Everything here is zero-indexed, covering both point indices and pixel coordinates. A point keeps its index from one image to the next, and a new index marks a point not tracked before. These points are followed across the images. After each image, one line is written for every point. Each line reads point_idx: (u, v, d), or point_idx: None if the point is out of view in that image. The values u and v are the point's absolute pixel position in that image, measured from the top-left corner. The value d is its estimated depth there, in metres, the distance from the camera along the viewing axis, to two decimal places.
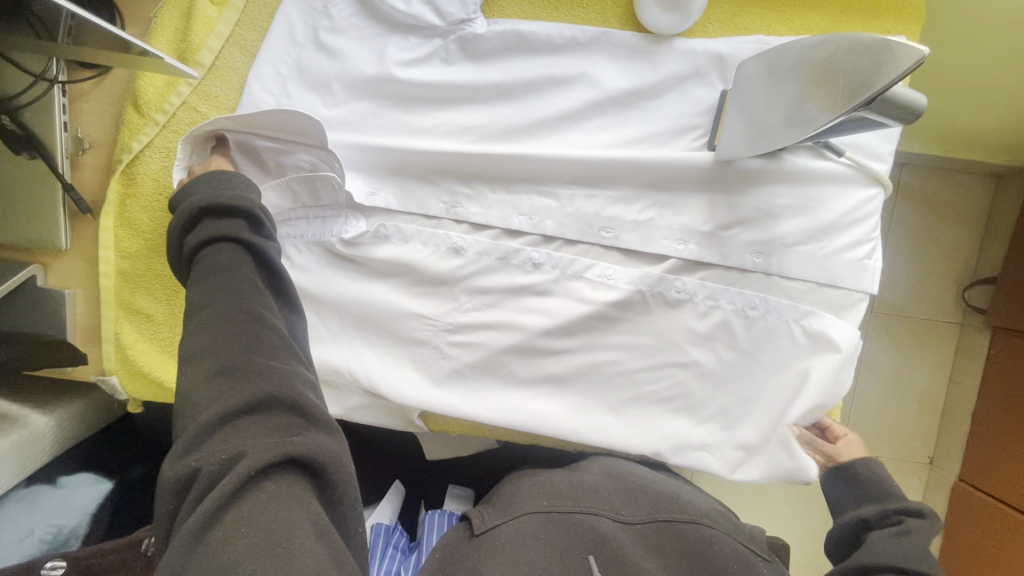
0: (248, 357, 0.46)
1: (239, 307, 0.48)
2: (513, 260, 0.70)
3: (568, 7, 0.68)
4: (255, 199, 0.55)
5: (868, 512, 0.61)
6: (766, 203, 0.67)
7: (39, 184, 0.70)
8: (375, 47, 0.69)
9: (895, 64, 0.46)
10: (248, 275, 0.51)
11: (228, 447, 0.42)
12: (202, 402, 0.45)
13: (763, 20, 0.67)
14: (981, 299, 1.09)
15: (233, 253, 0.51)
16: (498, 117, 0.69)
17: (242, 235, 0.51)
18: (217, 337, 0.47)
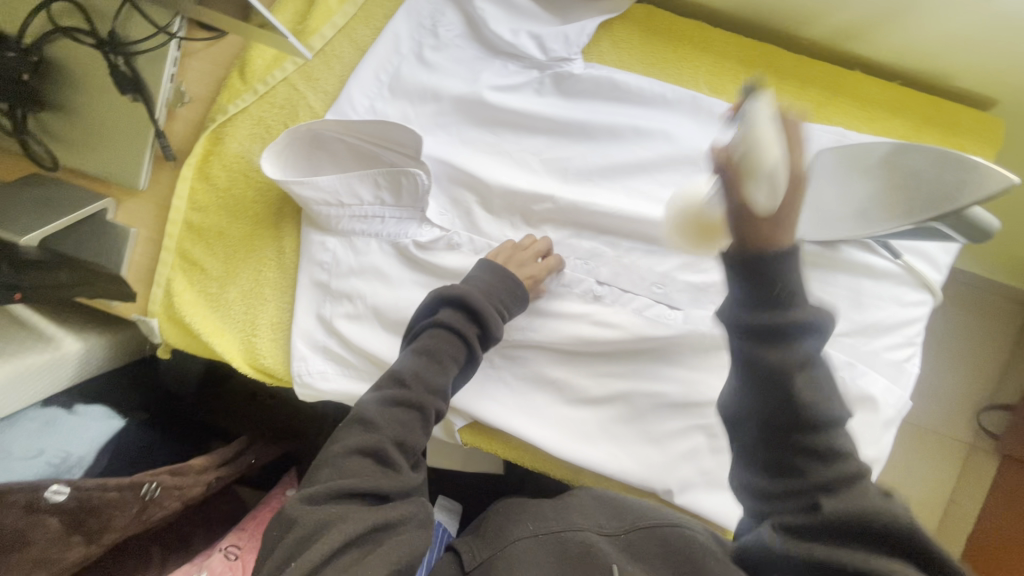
0: (415, 436, 0.55)
1: (386, 441, 0.53)
2: (574, 287, 0.72)
3: (665, 66, 0.71)
4: (479, 295, 0.62)
5: (802, 390, 0.42)
6: (817, 287, 0.69)
7: (133, 126, 0.74)
8: (474, 68, 0.71)
9: (982, 184, 0.49)
10: (447, 362, 0.58)
11: (356, 477, 0.51)
12: (337, 469, 0.52)
13: (847, 116, 0.69)
14: (995, 423, 1.10)
15: (450, 348, 0.59)
16: (576, 154, 0.71)
17: (456, 324, 0.59)
18: (343, 462, 0.52)
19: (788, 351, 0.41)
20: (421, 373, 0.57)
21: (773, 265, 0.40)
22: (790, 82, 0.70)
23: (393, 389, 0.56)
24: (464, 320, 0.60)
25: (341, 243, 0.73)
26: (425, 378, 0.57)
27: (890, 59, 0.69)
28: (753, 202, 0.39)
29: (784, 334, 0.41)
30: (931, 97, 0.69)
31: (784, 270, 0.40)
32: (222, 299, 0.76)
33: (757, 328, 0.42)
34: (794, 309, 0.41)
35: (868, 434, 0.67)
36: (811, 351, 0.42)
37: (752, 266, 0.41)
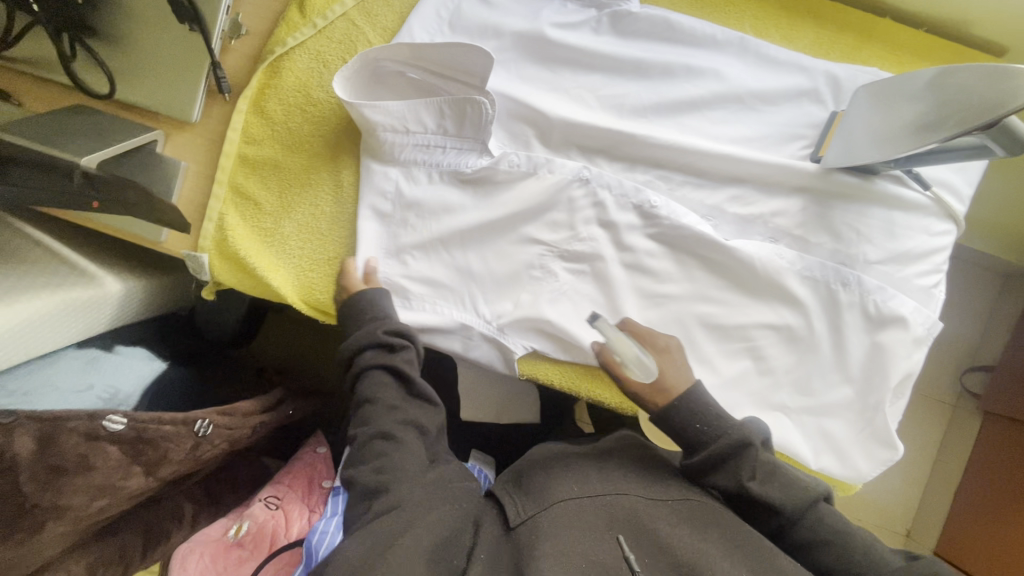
0: (396, 457, 0.63)
1: (368, 477, 0.63)
2: (631, 200, 0.74)
3: (714, 11, 0.75)
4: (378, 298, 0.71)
5: (753, 483, 0.62)
6: (854, 218, 0.75)
7: (187, 56, 0.73)
8: (533, 7, 0.74)
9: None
10: (381, 378, 0.68)
11: (376, 473, 0.63)
12: (355, 509, 0.63)
13: (879, 59, 0.75)
14: (973, 383, 1.30)
15: (383, 381, 0.68)
16: (632, 91, 0.74)
17: (367, 338, 0.68)
18: (366, 462, 0.64)
19: (721, 454, 0.64)
20: (369, 418, 0.67)
21: (682, 407, 0.66)
22: (827, 27, 0.75)
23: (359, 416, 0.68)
24: (375, 351, 0.69)
25: (401, 174, 0.75)
26: (367, 422, 0.67)
27: (917, 7, 0.75)
28: (630, 372, 0.69)
29: (724, 466, 0.64)
30: (954, 44, 0.75)
31: (698, 412, 0.66)
32: (277, 233, 0.76)
33: (702, 462, 0.64)
34: (718, 449, 0.64)
35: (901, 350, 0.73)
36: (742, 451, 0.63)
37: (672, 424, 0.67)
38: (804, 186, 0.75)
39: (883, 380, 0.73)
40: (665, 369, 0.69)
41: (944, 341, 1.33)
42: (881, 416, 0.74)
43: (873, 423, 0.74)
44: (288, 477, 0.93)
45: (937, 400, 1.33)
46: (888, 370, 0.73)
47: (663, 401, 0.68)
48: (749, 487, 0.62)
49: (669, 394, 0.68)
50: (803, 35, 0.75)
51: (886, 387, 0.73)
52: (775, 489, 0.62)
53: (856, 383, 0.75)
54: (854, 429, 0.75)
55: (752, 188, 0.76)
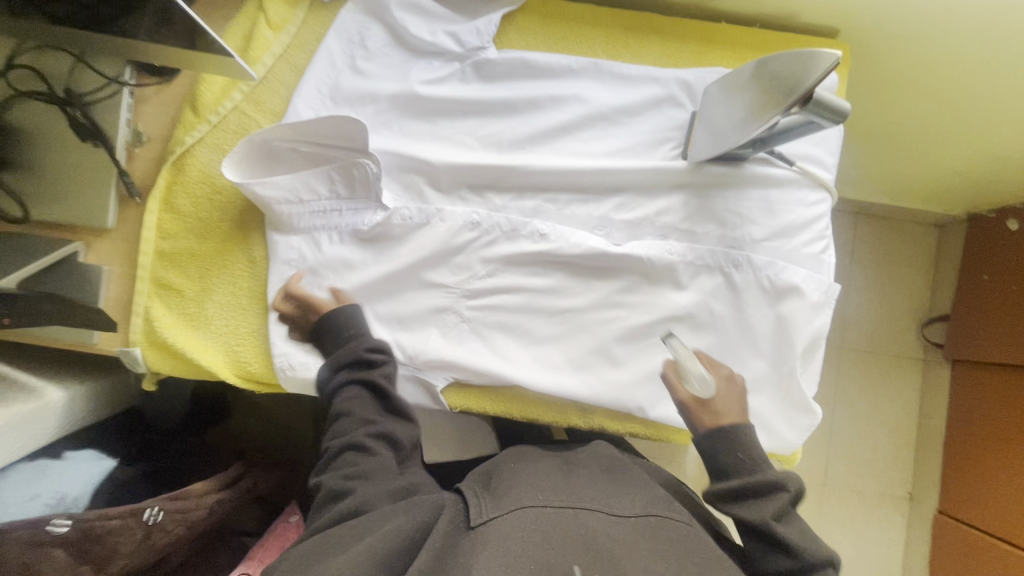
0: (365, 465, 0.66)
1: (336, 482, 0.65)
2: (521, 231, 0.81)
3: (568, 44, 0.83)
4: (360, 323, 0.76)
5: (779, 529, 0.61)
6: (734, 204, 0.80)
7: (96, 170, 0.79)
8: (403, 70, 0.81)
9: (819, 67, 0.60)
10: (360, 395, 0.71)
11: (346, 483, 0.65)
12: (318, 515, 0.65)
13: (723, 59, 0.82)
14: (937, 334, 1.32)
15: (360, 397, 0.71)
16: (506, 128, 0.81)
17: (344, 359, 0.72)
18: (338, 469, 0.67)
19: (759, 488, 0.63)
20: (345, 427, 0.69)
21: (732, 433, 0.66)
22: (672, 39, 0.82)
23: (333, 434, 0.70)
24: (349, 365, 0.73)
25: (305, 241, 0.81)
26: (340, 429, 0.70)
27: (747, 9, 0.83)
28: (690, 390, 0.69)
29: (754, 501, 0.63)
30: (786, 35, 0.83)
31: (745, 443, 0.66)
32: (202, 316, 0.80)
33: (734, 488, 0.64)
34: (775, 490, 0.63)
35: (801, 318, 0.78)
36: (777, 494, 0.63)
37: (709, 439, 0.67)
38: (680, 183, 0.80)
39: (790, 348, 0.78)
40: (724, 396, 0.69)
41: (900, 299, 1.35)
42: (796, 381, 0.78)
43: (790, 389, 0.78)
44: (259, 551, 0.91)
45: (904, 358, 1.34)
46: (793, 339, 0.78)
47: (714, 424, 0.67)
48: (773, 527, 0.61)
49: (719, 416, 0.68)
50: (651, 51, 0.82)
51: (795, 354, 0.78)
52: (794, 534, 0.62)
53: (768, 356, 0.79)
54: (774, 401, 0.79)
55: (634, 193, 0.81)
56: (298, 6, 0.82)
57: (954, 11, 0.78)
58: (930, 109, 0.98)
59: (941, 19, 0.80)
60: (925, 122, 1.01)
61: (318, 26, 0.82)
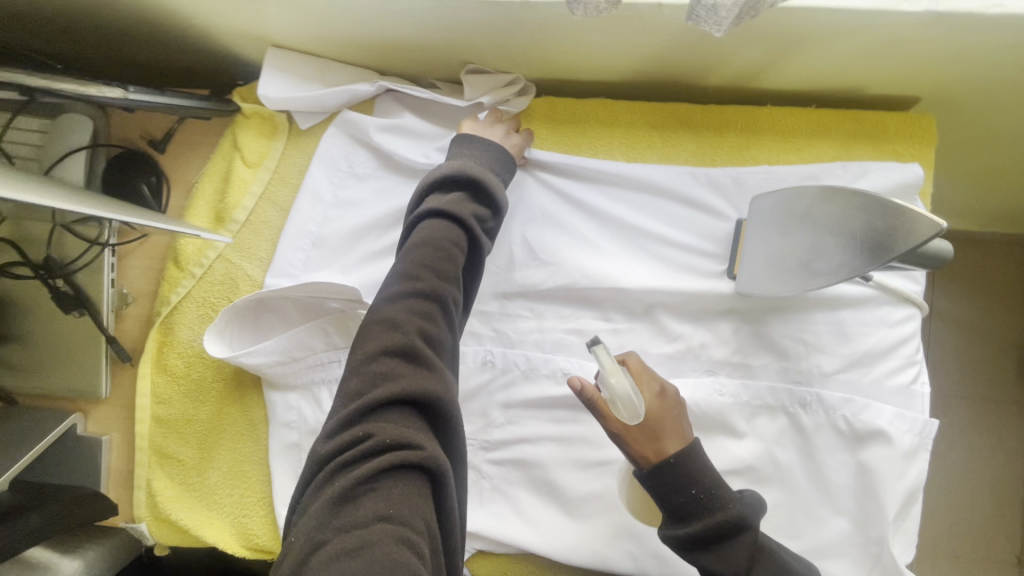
0: (437, 330, 0.50)
1: (416, 338, 0.49)
2: (542, 372, 0.70)
3: (581, 148, 0.70)
4: (501, 152, 0.66)
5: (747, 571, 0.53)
6: (796, 329, 0.66)
7: (85, 339, 0.74)
8: (395, 198, 0.71)
9: (914, 232, 0.48)
10: (455, 247, 0.55)
11: (407, 381, 0.46)
12: (365, 378, 0.47)
13: (772, 151, 0.67)
14: None
15: (452, 235, 0.56)
16: (515, 256, 0.70)
17: (475, 172, 0.61)
18: (381, 366, 0.47)
19: (710, 525, 0.53)
20: (439, 267, 0.53)
21: (679, 468, 0.54)
22: (705, 133, 0.69)
23: (402, 283, 0.52)
24: (471, 203, 0.60)
25: (305, 399, 0.72)
26: (437, 270, 0.53)
27: (801, 86, 0.68)
28: (620, 414, 0.54)
29: (717, 546, 0.53)
30: (850, 111, 0.68)
31: (697, 476, 0.54)
32: (205, 486, 0.74)
33: (692, 539, 0.53)
34: (724, 521, 0.53)
35: (890, 469, 0.64)
36: (743, 540, 0.53)
37: (658, 490, 0.54)
38: (728, 308, 0.67)
39: (878, 507, 0.63)
40: (660, 412, 0.55)
41: None
42: (889, 549, 0.63)
43: (882, 559, 0.63)
44: None
45: None
46: (881, 496, 0.63)
47: (654, 453, 0.54)
48: (728, 536, 0.53)
49: (660, 444, 0.55)
50: (681, 150, 0.69)
51: (886, 517, 0.63)
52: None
53: (851, 513, 0.65)
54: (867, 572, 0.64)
55: (674, 322, 0.68)
56: (276, 136, 0.73)
57: None
58: None
59: None
60: None
61: (299, 155, 0.73)
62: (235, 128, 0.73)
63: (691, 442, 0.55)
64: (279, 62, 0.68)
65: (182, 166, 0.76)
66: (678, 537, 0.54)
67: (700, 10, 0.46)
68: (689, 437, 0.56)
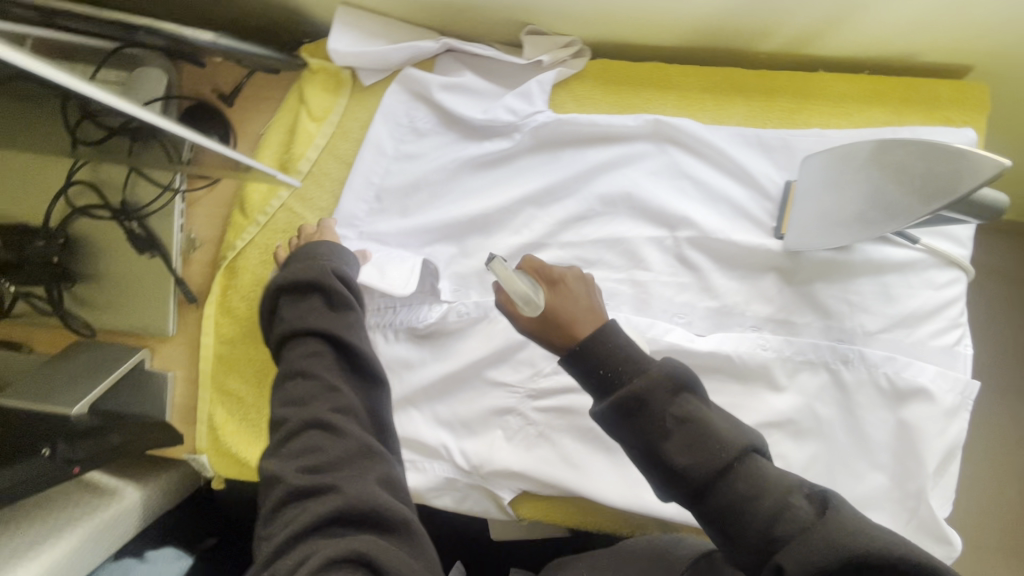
0: (327, 450, 0.52)
1: (301, 476, 0.51)
2: None
3: (635, 107, 0.72)
4: (335, 266, 0.62)
5: (679, 445, 0.46)
6: (842, 288, 0.68)
7: (156, 279, 0.79)
8: (452, 153, 0.74)
9: (977, 171, 0.52)
10: (327, 359, 0.57)
11: (323, 504, 0.49)
12: (277, 523, 0.51)
13: (823, 116, 0.69)
14: None
15: (318, 352, 0.57)
16: (566, 211, 0.72)
17: (315, 274, 0.60)
18: (292, 510, 0.50)
19: (641, 389, 0.46)
20: (306, 395, 0.55)
21: (591, 347, 0.47)
22: (758, 97, 0.70)
23: (277, 432, 0.55)
24: (321, 299, 0.60)
25: None
26: (320, 400, 0.55)
27: (857, 51, 0.69)
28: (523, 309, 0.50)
29: (638, 416, 0.46)
30: (904, 78, 0.69)
31: (611, 343, 0.47)
32: (263, 423, 0.79)
33: (615, 407, 0.46)
34: (651, 384, 0.46)
35: (930, 426, 0.65)
36: (670, 408, 0.46)
37: (579, 365, 0.47)
38: (775, 265, 0.69)
39: (915, 461, 0.65)
40: (563, 301, 0.49)
41: None
42: (925, 503, 0.65)
43: (918, 512, 0.65)
44: None
45: None
46: (920, 452, 0.65)
47: (567, 337, 0.49)
48: (706, 429, 0.46)
49: (571, 327, 0.49)
50: (732, 113, 0.70)
51: (923, 472, 0.65)
52: (699, 439, 0.45)
53: (888, 469, 0.67)
54: (902, 525, 0.66)
55: (722, 278, 0.70)
56: (339, 93, 0.76)
57: None
58: None
59: None
60: None
61: (361, 111, 0.77)
62: (302, 83, 0.76)
63: (605, 322, 0.48)
64: (348, 19, 0.71)
65: (248, 120, 0.80)
66: (605, 414, 0.47)
67: None
68: (601, 312, 0.50)
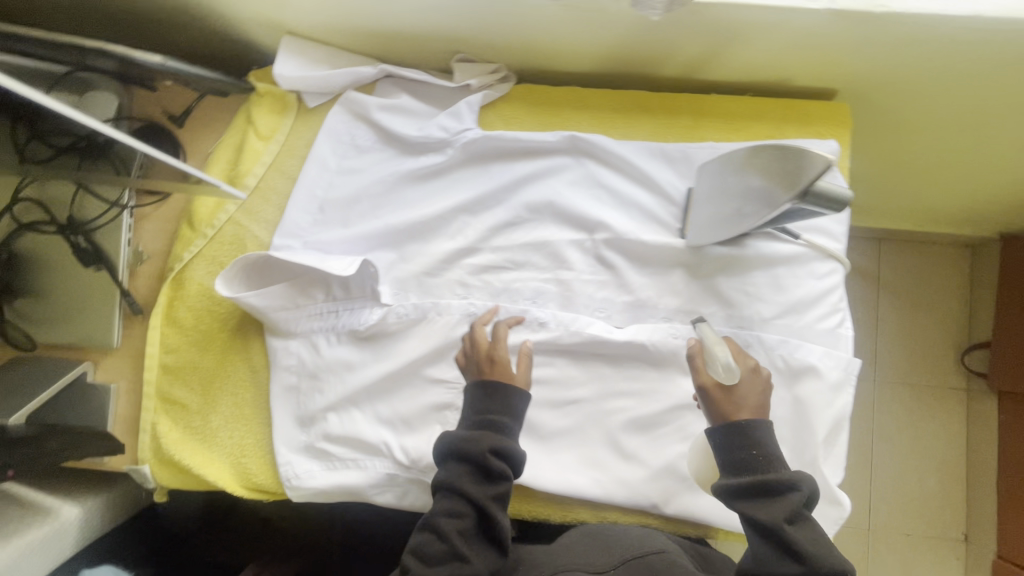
0: None
1: None
2: (520, 320, 0.78)
3: (554, 124, 0.80)
4: (517, 417, 0.67)
5: (794, 539, 0.55)
6: (739, 281, 0.77)
7: (100, 292, 0.81)
8: (391, 167, 0.81)
9: (813, 165, 0.61)
10: (467, 520, 0.63)
11: None
12: None
13: (716, 132, 0.79)
14: (978, 361, 1.32)
15: (465, 509, 0.63)
16: (496, 218, 0.79)
17: (504, 446, 0.64)
18: None
19: (767, 483, 0.57)
20: (441, 558, 0.62)
21: (749, 430, 0.60)
22: (661, 116, 0.80)
23: (417, 553, 0.63)
24: (493, 464, 0.63)
25: (304, 345, 0.80)
26: (457, 545, 0.61)
27: (742, 77, 0.80)
28: (711, 375, 0.63)
29: (765, 500, 0.57)
30: (782, 99, 0.80)
31: (759, 438, 0.59)
32: (207, 430, 0.80)
33: (744, 488, 0.58)
34: (783, 487, 0.57)
35: (818, 400, 0.74)
36: (799, 513, 0.57)
37: (720, 440, 0.60)
38: (681, 262, 0.77)
39: (809, 432, 0.73)
40: (748, 384, 0.62)
41: (936, 330, 1.36)
42: (820, 470, 0.72)
43: (814, 479, 0.73)
44: None
45: (943, 393, 1.34)
46: (812, 423, 0.73)
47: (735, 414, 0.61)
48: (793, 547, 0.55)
49: (740, 411, 0.61)
50: (639, 129, 0.80)
51: (815, 441, 0.73)
52: (809, 539, 0.55)
53: (788, 442, 0.75)
54: (802, 492, 0.73)
55: (635, 275, 0.78)
56: (285, 113, 0.82)
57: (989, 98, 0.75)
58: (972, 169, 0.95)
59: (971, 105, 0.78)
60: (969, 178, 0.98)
61: (305, 130, 0.83)
62: (249, 105, 0.82)
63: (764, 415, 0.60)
64: (292, 48, 0.78)
65: (197, 139, 0.84)
66: (733, 487, 0.58)
67: None
68: (762, 414, 0.62)
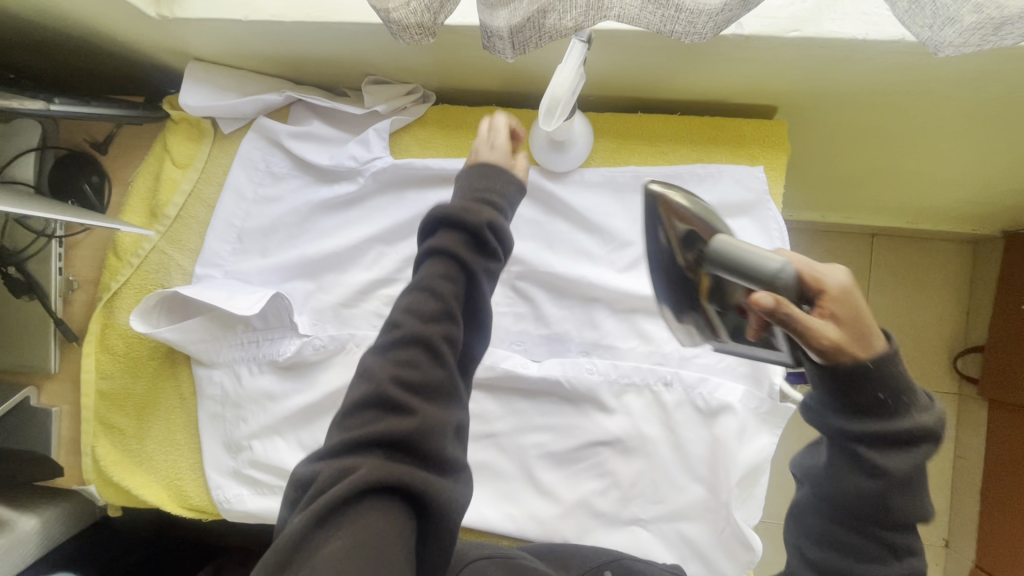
0: (422, 373, 0.46)
1: (391, 387, 0.45)
2: None
3: (470, 148, 0.77)
4: (506, 234, 0.53)
5: (894, 493, 0.45)
6: (658, 316, 0.74)
7: (37, 321, 0.84)
8: (306, 195, 0.79)
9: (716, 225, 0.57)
10: (430, 297, 0.49)
11: (360, 467, 0.42)
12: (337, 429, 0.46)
13: (641, 155, 0.74)
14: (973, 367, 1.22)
15: (441, 269, 0.50)
16: (411, 247, 0.78)
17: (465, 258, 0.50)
18: (358, 415, 0.45)
19: (901, 426, 0.44)
20: (403, 348, 0.47)
21: (876, 375, 0.44)
22: None
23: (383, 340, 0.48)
24: (473, 246, 0.51)
25: (227, 374, 0.81)
26: (423, 315, 0.48)
27: (669, 94, 0.74)
28: None
29: (896, 444, 0.45)
30: (714, 118, 0.74)
31: (893, 378, 0.44)
32: (143, 453, 0.84)
33: (868, 429, 0.45)
34: (913, 442, 0.45)
35: (737, 441, 0.71)
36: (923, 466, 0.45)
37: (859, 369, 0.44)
38: (599, 295, 0.75)
39: (726, 473, 0.70)
40: None
41: (928, 334, 1.26)
42: (735, 514, 0.70)
43: (729, 522, 0.71)
44: None
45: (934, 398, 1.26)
46: (730, 465, 0.70)
47: None
48: (887, 500, 0.44)
49: None
50: None
51: (730, 484, 0.70)
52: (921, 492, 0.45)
53: (706, 481, 0.72)
54: (717, 533, 0.71)
55: (552, 307, 0.76)
56: (202, 141, 0.82)
57: (940, 102, 0.69)
58: (940, 165, 0.88)
59: (930, 106, 0.70)
60: (942, 169, 0.90)
61: (223, 157, 0.82)
62: (166, 132, 0.81)
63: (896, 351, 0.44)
64: (198, 75, 0.76)
65: (122, 167, 0.84)
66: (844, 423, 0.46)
67: (487, 42, 0.51)
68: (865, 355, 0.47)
